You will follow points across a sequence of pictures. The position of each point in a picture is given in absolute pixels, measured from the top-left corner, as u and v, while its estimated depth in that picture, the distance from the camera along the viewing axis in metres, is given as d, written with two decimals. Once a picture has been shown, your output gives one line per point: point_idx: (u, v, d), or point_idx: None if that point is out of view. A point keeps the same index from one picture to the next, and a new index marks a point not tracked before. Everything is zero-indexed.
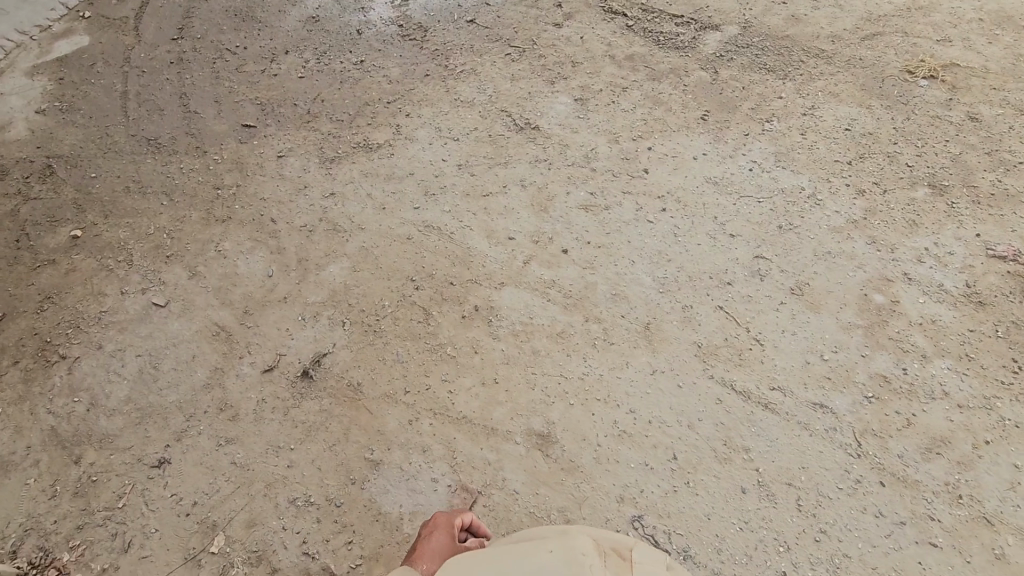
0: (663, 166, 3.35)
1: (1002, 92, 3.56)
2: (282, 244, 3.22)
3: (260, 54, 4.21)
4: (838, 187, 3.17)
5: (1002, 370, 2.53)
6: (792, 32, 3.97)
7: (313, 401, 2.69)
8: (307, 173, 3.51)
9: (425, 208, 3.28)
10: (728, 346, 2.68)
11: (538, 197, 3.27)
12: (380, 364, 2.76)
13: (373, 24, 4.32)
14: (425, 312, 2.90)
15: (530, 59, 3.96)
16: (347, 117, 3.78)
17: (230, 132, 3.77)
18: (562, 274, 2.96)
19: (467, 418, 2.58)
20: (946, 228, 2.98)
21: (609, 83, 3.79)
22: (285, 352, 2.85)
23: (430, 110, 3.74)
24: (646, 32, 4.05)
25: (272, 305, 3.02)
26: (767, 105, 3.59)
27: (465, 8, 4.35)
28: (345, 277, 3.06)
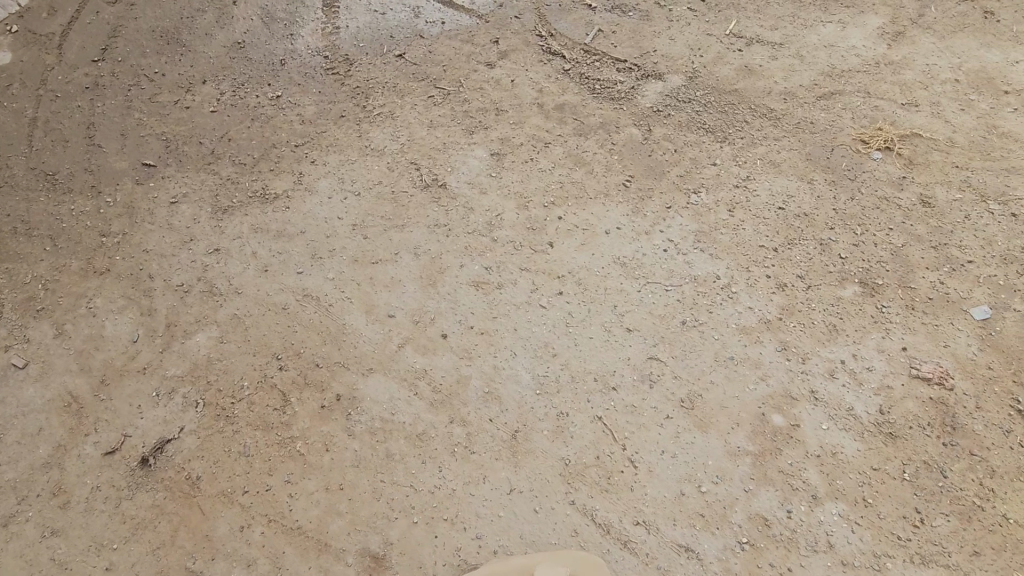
0: (570, 240, 3.07)
1: (965, 171, 3.17)
2: (155, 304, 3.04)
3: (178, 82, 4.02)
4: (756, 278, 2.86)
5: (901, 522, 2.22)
6: (741, 86, 3.63)
7: (148, 494, 2.50)
8: (196, 224, 3.32)
9: (308, 274, 3.06)
10: (598, 465, 2.41)
11: (429, 268, 3.02)
12: (224, 457, 2.56)
13: (301, 54, 4.12)
14: (284, 398, 2.68)
15: (453, 104, 3.71)
16: (251, 160, 3.57)
17: (129, 171, 3.59)
18: (436, 362, 2.72)
19: (302, 530, 2.36)
20: (869, 337, 2.65)
21: (532, 136, 3.51)
22: (131, 433, 2.66)
23: (337, 158, 3.52)
24: (582, 77, 3.78)
25: (130, 375, 2.83)
26: (697, 173, 3.28)
27: (398, 40, 4.12)
28: (210, 350, 2.86)
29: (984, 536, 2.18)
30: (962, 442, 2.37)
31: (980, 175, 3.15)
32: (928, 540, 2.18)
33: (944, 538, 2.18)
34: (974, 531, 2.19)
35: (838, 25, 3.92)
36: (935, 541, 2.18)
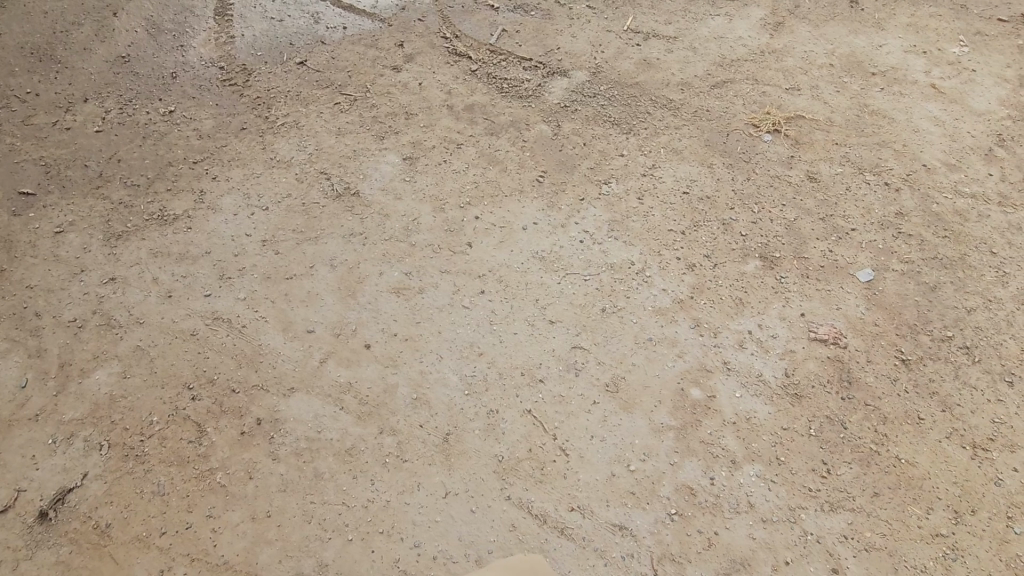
0: (488, 239, 3.09)
1: (844, 147, 3.45)
2: (44, 344, 2.79)
3: (55, 102, 3.72)
4: (667, 261, 2.99)
5: (811, 474, 2.39)
6: (642, 79, 3.78)
7: (49, 550, 2.29)
8: (86, 253, 3.08)
9: (218, 295, 2.91)
10: (531, 458, 2.44)
11: (347, 278, 2.96)
12: (136, 499, 2.38)
13: (193, 66, 3.92)
14: (199, 429, 2.53)
15: (361, 110, 3.64)
16: (144, 181, 3.35)
17: (4, 201, 3.28)
18: (361, 374, 2.66)
19: (228, 565, 2.23)
20: (772, 306, 2.84)
21: (443, 138, 3.51)
22: (25, 486, 2.42)
23: (241, 172, 3.37)
24: (490, 77, 3.81)
25: (20, 425, 2.57)
26: (606, 164, 3.39)
27: (298, 47, 4.00)
28: (112, 387, 2.66)
29: (882, 478, 2.38)
30: (857, 395, 2.58)
31: (857, 150, 3.44)
32: (836, 488, 2.36)
33: (849, 483, 2.37)
34: (873, 475, 2.39)
35: (725, 18, 4.16)
36: (841, 487, 2.36)
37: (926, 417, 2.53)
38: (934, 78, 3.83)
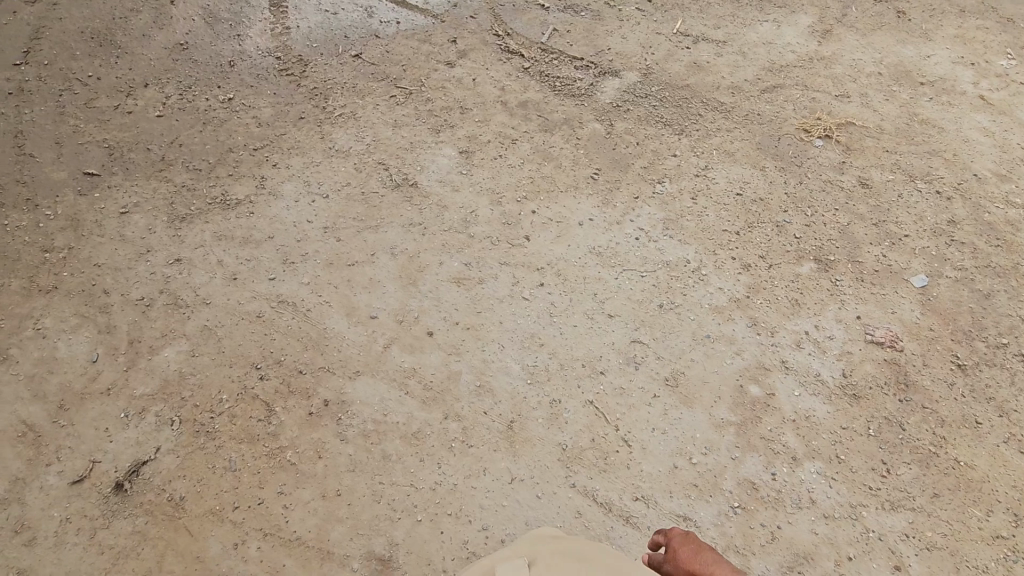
0: (546, 233, 3.12)
1: (895, 155, 3.49)
2: (114, 321, 2.86)
3: (115, 86, 3.79)
4: (723, 261, 3.02)
5: (871, 473, 2.43)
6: (693, 81, 3.81)
7: (126, 520, 2.36)
8: (152, 234, 3.15)
9: (282, 280, 2.97)
10: (594, 447, 2.49)
11: (408, 267, 3.01)
12: (209, 473, 2.45)
13: (250, 55, 3.98)
14: (268, 408, 2.60)
15: (416, 103, 3.70)
16: (206, 165, 3.42)
17: (69, 181, 3.36)
18: (425, 360, 2.71)
19: (301, 540, 2.29)
20: (828, 308, 2.88)
21: (498, 133, 3.55)
22: (100, 458, 2.50)
23: (301, 160, 3.43)
24: (542, 75, 3.86)
25: (93, 398, 2.65)
26: (659, 164, 3.40)
27: (352, 40, 4.06)
28: (181, 364, 2.73)
29: (941, 479, 2.42)
30: (915, 397, 2.62)
31: (908, 158, 3.47)
32: (896, 487, 2.39)
33: (909, 484, 2.40)
34: (933, 476, 2.42)
35: (774, 23, 4.20)
36: (901, 487, 2.40)
37: (983, 421, 2.57)
38: (982, 90, 3.86)
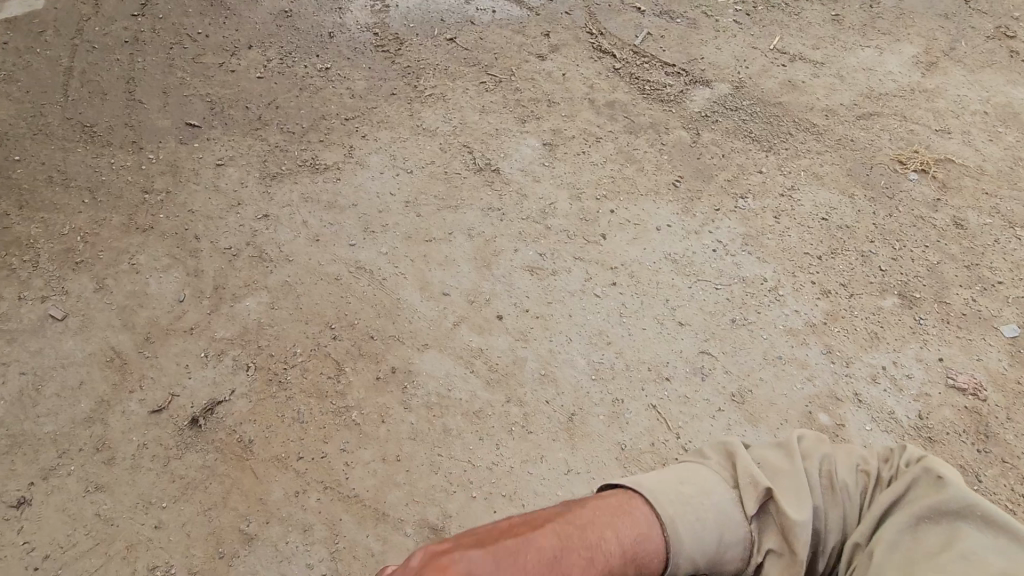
0: (622, 234, 3.08)
1: (994, 198, 3.34)
2: (201, 266, 3.00)
3: (222, 45, 3.97)
4: (802, 284, 2.94)
5: None
6: (786, 99, 3.70)
7: (197, 453, 2.47)
8: (243, 188, 3.29)
9: (361, 247, 3.06)
10: (653, 452, 2.47)
11: (483, 250, 3.05)
12: (278, 422, 2.54)
13: (349, 28, 4.10)
14: (338, 367, 2.68)
15: (505, 92, 3.74)
16: (299, 129, 3.54)
17: (172, 129, 3.54)
18: (492, 343, 2.75)
19: (358, 498, 2.36)
20: (908, 346, 2.78)
21: (583, 130, 3.54)
22: (179, 392, 2.63)
23: (389, 135, 3.52)
24: (632, 77, 3.81)
25: (176, 335, 2.79)
26: (745, 178, 3.31)
27: (447, 24, 4.13)
28: (261, 314, 2.84)
29: None
30: (994, 450, 2.51)
31: (1008, 203, 3.32)
32: None
33: None
34: None
35: (876, 50, 4.06)
36: None
37: None
38: None
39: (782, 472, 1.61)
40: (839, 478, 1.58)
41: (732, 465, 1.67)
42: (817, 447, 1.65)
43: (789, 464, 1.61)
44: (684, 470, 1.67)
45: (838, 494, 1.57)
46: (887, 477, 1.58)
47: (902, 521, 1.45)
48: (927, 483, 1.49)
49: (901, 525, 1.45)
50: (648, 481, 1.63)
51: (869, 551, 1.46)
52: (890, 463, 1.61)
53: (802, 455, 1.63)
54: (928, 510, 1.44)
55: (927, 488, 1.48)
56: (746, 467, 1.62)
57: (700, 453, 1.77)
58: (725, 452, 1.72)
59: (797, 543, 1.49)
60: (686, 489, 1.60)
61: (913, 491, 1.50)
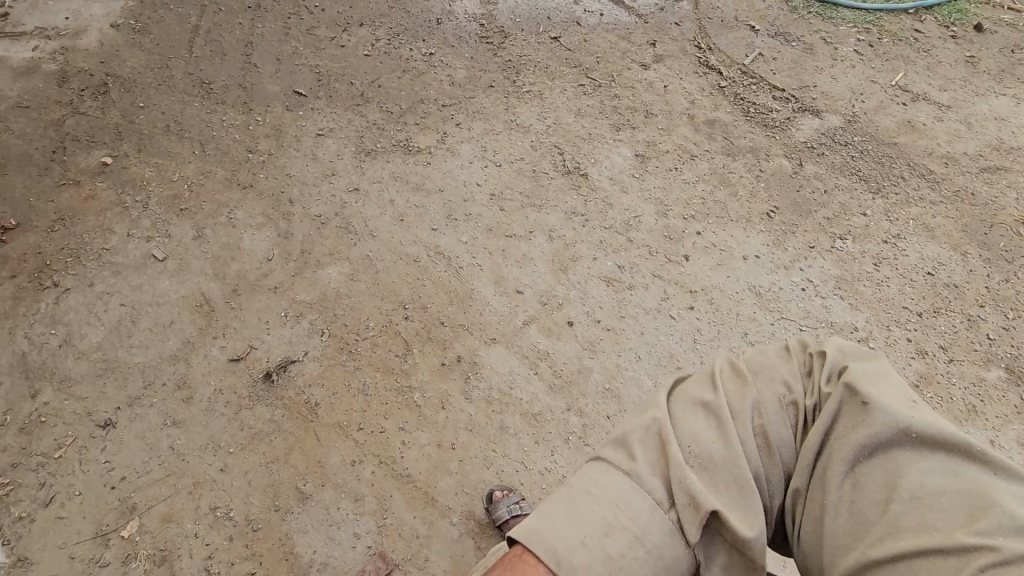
0: (706, 258, 2.99)
1: None
2: (291, 229, 3.13)
3: (336, 20, 4.11)
4: (896, 340, 2.75)
5: None
6: (903, 141, 3.47)
7: (266, 407, 2.59)
8: (339, 160, 3.40)
9: (442, 232, 3.10)
10: None
11: (562, 253, 3.02)
12: (344, 390, 2.62)
13: (457, 17, 4.15)
14: (406, 347, 2.73)
15: (603, 97, 3.68)
16: (397, 110, 3.63)
17: (280, 95, 3.70)
18: (559, 348, 2.73)
19: (410, 479, 2.40)
20: (1009, 426, 2.55)
21: (678, 145, 3.44)
22: (257, 346, 2.76)
23: (483, 126, 3.55)
24: (737, 98, 3.66)
25: (261, 291, 2.92)
26: (846, 218, 3.14)
27: (553, 22, 4.11)
28: (340, 284, 2.94)
29: None
30: None
31: None
32: None
33: None
34: None
35: (1011, 99, 3.74)
36: None
37: None
38: None
39: (721, 462, 1.29)
40: (774, 435, 1.34)
41: (661, 467, 1.29)
42: (744, 398, 1.36)
43: (724, 447, 1.30)
44: (593, 475, 1.31)
45: (771, 453, 1.33)
46: (812, 406, 1.37)
47: (840, 465, 1.27)
48: (857, 412, 1.30)
49: (844, 470, 1.27)
50: (558, 541, 1.20)
51: (816, 506, 1.29)
52: (811, 382, 1.41)
53: (733, 423, 1.33)
54: (866, 444, 1.26)
55: (859, 418, 1.29)
56: (673, 452, 1.29)
57: (612, 446, 1.36)
58: (646, 446, 1.33)
59: (756, 554, 1.22)
60: (610, 549, 1.19)
61: (843, 422, 1.31)
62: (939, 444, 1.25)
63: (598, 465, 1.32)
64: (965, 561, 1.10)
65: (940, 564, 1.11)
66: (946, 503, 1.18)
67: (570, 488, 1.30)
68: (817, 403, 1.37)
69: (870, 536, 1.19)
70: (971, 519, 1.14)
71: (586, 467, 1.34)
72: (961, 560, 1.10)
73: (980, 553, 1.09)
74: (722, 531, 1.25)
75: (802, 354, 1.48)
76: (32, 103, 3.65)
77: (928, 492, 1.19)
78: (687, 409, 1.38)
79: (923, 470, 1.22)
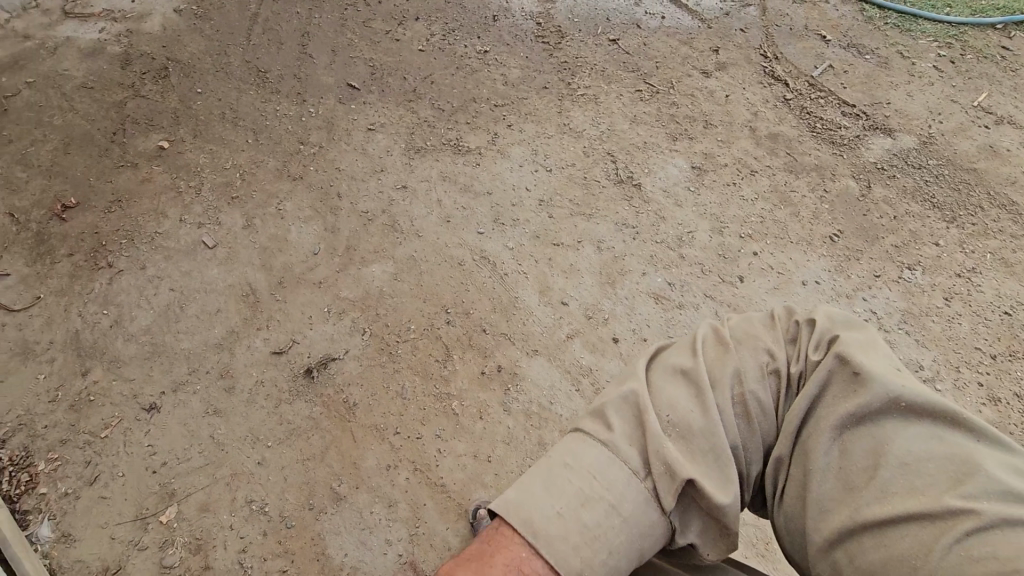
0: (762, 281, 2.86)
1: None
2: (338, 224, 3.12)
3: (392, 13, 4.08)
4: (966, 383, 2.57)
5: None
6: (983, 167, 3.25)
7: (305, 403, 2.59)
8: (388, 156, 3.38)
9: (489, 237, 3.05)
10: None
11: (610, 266, 2.93)
12: (382, 392, 2.60)
13: (513, 14, 4.06)
14: (447, 352, 2.70)
15: (661, 104, 3.55)
16: (449, 108, 3.58)
17: (334, 87, 3.69)
18: (603, 365, 2.65)
19: (445, 488, 2.37)
20: None
21: (738, 159, 3.29)
22: (299, 340, 2.76)
23: (535, 129, 3.47)
24: (803, 112, 3.49)
25: (306, 285, 2.93)
26: (916, 247, 2.96)
27: (612, 24, 3.98)
28: (384, 283, 2.92)
29: None
30: None
31: None
32: None
33: None
34: None
35: None
36: None
37: None
38: None
39: (700, 431, 1.25)
40: (755, 404, 1.28)
41: (640, 437, 1.26)
42: (724, 367, 1.30)
43: (703, 416, 1.26)
44: (572, 446, 1.28)
45: (751, 421, 1.28)
46: (797, 373, 1.29)
47: (825, 433, 1.21)
48: (848, 383, 1.23)
49: (831, 441, 1.21)
50: (534, 510, 1.21)
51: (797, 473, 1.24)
52: (796, 350, 1.33)
53: (712, 392, 1.28)
54: (855, 416, 1.20)
55: (848, 389, 1.22)
56: (651, 423, 1.26)
57: (592, 416, 1.33)
58: (626, 417, 1.30)
59: (729, 519, 1.22)
60: (587, 519, 1.19)
61: (831, 392, 1.25)
62: (933, 414, 1.18)
63: (578, 435, 1.30)
64: (950, 526, 1.06)
65: (924, 530, 1.08)
66: (933, 468, 1.13)
67: (550, 460, 1.29)
68: (804, 374, 1.29)
69: (853, 502, 1.15)
70: (957, 483, 1.10)
71: (565, 436, 1.33)
72: (946, 525, 1.07)
73: (964, 519, 1.06)
74: (697, 499, 1.23)
75: (789, 322, 1.39)
76: (97, 84, 3.74)
77: (915, 459, 1.14)
78: (665, 377, 1.33)
79: (913, 439, 1.16)
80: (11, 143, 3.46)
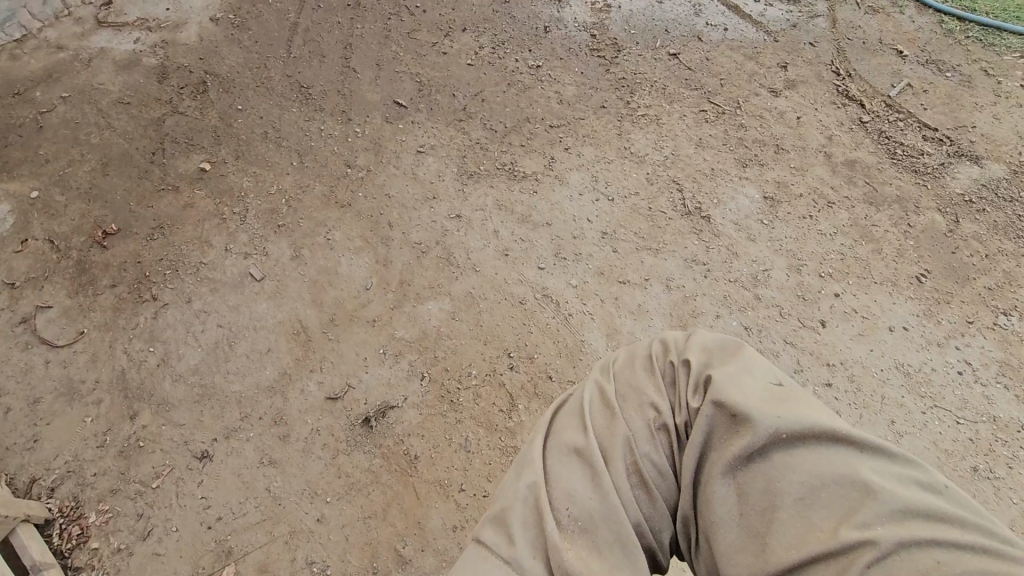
0: (846, 325, 2.67)
1: None
2: (391, 256, 2.97)
3: (437, 23, 3.88)
4: None
5: None
6: None
7: (363, 454, 2.46)
8: (440, 181, 3.21)
9: (550, 272, 2.89)
10: None
11: (683, 307, 2.76)
12: (444, 444, 2.47)
13: (567, 25, 3.85)
14: (512, 401, 2.55)
15: (728, 126, 3.34)
16: (502, 128, 3.39)
17: (380, 105, 3.52)
18: None
19: None
20: None
21: (813, 189, 3.09)
22: (355, 385, 2.63)
23: (594, 152, 3.28)
24: (881, 136, 3.26)
25: (359, 323, 2.79)
26: (1011, 290, 2.76)
27: (671, 36, 3.76)
28: (441, 322, 2.77)
29: None
30: None
31: None
32: None
33: None
34: None
35: None
36: None
37: None
38: None
39: (603, 520, 0.99)
40: (650, 470, 1.05)
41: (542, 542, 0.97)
42: (614, 435, 1.06)
43: (603, 499, 1.00)
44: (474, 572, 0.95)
45: (651, 492, 1.04)
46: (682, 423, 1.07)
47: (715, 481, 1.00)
48: (728, 421, 1.02)
49: (723, 487, 0.99)
50: None
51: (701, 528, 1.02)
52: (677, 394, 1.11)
53: (607, 468, 1.03)
54: (742, 456, 0.99)
55: (729, 429, 1.01)
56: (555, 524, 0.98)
57: (489, 525, 1.02)
58: (523, 520, 1.00)
59: None
60: None
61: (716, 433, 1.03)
62: (822, 436, 0.98)
63: (475, 553, 0.98)
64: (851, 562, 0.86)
65: None
66: (828, 499, 0.93)
67: None
68: (688, 419, 1.07)
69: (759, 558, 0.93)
70: (854, 512, 0.91)
71: (461, 556, 0.99)
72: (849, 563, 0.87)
73: (865, 552, 0.86)
74: None
75: (665, 358, 1.16)
76: (133, 99, 3.59)
77: (808, 492, 0.94)
78: (558, 458, 1.05)
79: (802, 468, 0.96)
80: (48, 163, 3.33)
